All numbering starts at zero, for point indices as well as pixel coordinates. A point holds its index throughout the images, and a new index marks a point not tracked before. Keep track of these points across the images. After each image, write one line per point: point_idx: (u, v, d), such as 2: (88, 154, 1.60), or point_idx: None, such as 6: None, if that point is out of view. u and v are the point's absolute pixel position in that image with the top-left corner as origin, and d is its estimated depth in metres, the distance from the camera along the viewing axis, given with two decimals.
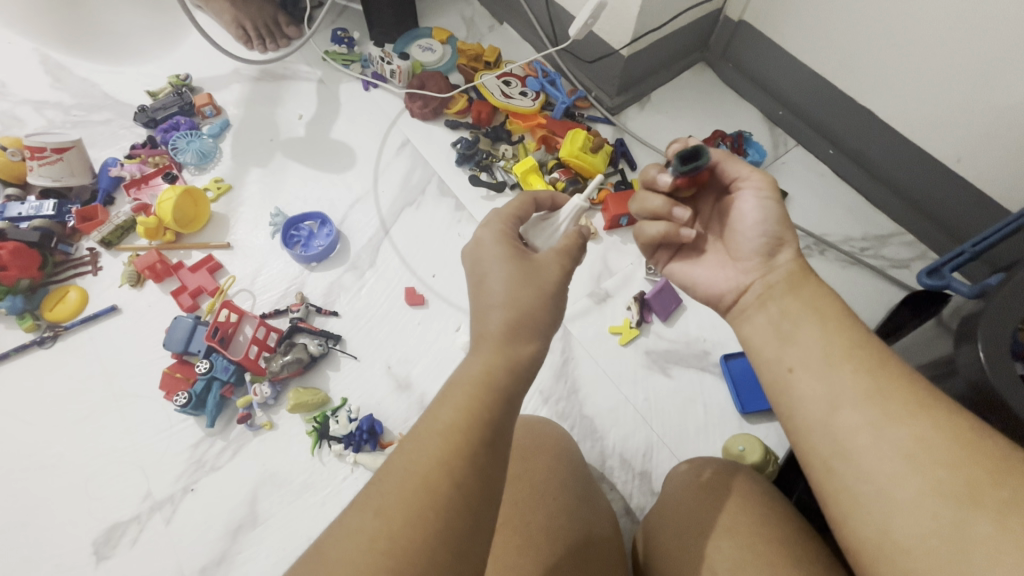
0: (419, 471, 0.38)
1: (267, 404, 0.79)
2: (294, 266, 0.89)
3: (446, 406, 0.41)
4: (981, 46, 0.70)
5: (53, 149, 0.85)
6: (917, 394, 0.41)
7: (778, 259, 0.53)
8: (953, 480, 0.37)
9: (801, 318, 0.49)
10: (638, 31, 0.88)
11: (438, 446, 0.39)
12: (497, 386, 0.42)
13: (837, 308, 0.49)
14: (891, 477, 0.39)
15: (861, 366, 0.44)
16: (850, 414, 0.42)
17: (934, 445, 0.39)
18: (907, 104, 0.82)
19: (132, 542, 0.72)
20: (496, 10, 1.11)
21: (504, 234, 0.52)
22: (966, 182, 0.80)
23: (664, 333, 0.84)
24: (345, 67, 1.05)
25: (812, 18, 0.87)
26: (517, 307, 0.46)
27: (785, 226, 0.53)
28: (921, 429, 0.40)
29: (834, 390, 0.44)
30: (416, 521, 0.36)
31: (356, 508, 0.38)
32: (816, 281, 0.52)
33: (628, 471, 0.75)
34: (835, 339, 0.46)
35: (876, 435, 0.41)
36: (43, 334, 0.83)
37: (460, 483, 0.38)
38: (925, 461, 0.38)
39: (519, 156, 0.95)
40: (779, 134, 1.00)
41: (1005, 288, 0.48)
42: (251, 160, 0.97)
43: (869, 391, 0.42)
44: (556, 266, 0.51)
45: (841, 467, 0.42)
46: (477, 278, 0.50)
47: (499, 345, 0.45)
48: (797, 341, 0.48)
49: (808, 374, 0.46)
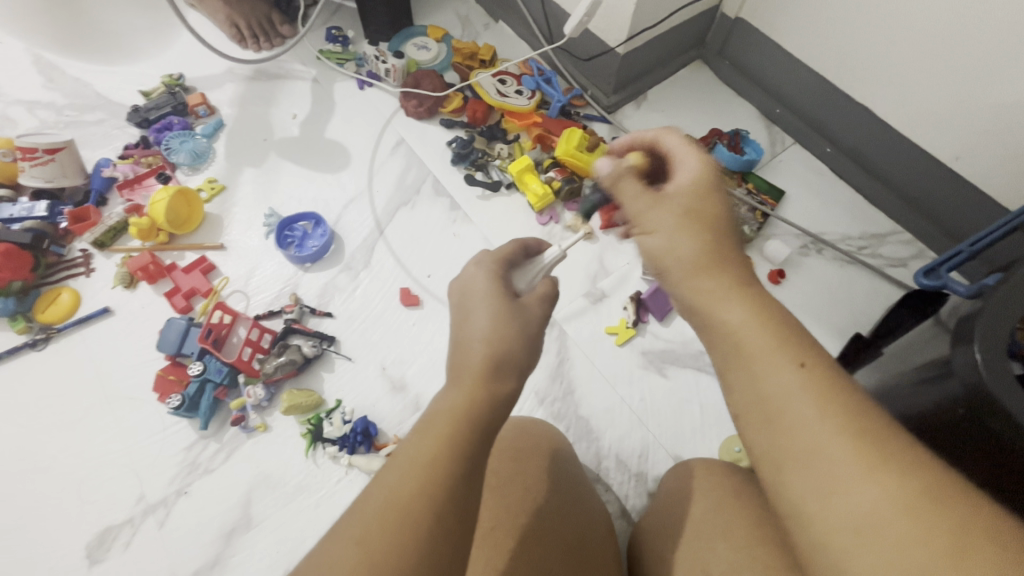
0: (399, 501, 0.37)
1: (261, 406, 0.78)
2: (288, 267, 0.88)
3: (427, 437, 0.40)
4: (978, 42, 0.69)
5: (44, 149, 0.84)
6: (866, 450, 0.34)
7: (695, 276, 0.44)
8: (907, 565, 0.31)
9: (735, 356, 0.41)
10: (633, 29, 0.88)
11: (418, 479, 0.38)
12: (478, 419, 0.42)
13: (775, 338, 0.40)
14: (840, 556, 0.33)
15: (803, 418, 0.37)
16: (794, 477, 0.36)
17: (883, 518, 0.32)
18: (904, 102, 0.81)
19: (125, 545, 0.71)
20: (491, 8, 1.11)
21: (491, 274, 0.51)
22: (964, 180, 0.80)
23: (660, 333, 0.84)
24: (339, 66, 1.04)
25: (809, 15, 0.86)
26: (501, 344, 0.46)
27: (682, 228, 0.46)
28: (868, 499, 0.33)
29: (774, 446, 0.38)
30: (394, 557, 0.35)
31: (334, 539, 0.37)
32: (751, 303, 0.42)
33: (624, 472, 0.75)
34: (772, 381, 0.39)
35: (821, 505, 0.35)
36: (36, 336, 0.82)
37: (440, 517, 0.37)
38: (874, 540, 0.32)
39: (514, 156, 0.95)
40: (776, 132, 0.99)
41: (1002, 289, 0.48)
42: (245, 160, 0.97)
43: (811, 451, 0.36)
44: (539, 312, 0.50)
45: (795, 536, 0.36)
46: (463, 311, 0.49)
47: (480, 379, 0.44)
48: (733, 385, 0.41)
49: (753, 429, 0.39)
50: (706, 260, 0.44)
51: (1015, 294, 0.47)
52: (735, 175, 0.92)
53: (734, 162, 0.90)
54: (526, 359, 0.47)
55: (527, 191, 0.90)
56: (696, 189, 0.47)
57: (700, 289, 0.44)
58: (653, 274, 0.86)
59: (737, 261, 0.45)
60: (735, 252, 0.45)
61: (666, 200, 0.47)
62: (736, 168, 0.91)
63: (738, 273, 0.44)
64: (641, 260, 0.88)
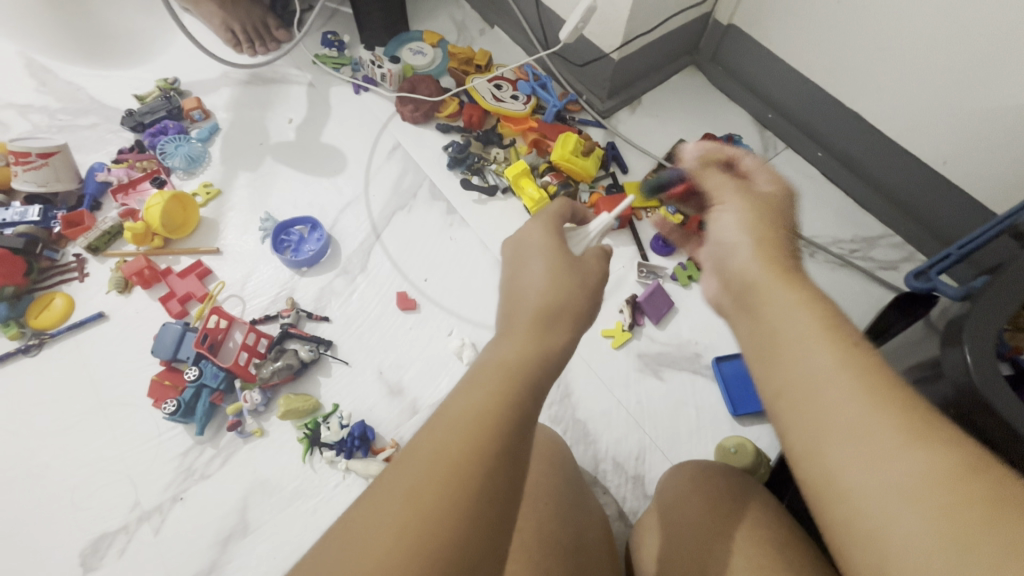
0: (454, 447, 0.37)
1: (257, 411, 0.78)
2: (284, 271, 0.88)
3: (478, 388, 0.41)
4: (967, 47, 0.70)
5: (38, 153, 0.83)
6: (908, 421, 0.36)
7: (756, 265, 0.49)
8: (950, 526, 0.31)
9: (781, 336, 0.44)
10: (627, 35, 0.89)
11: (469, 424, 0.38)
12: (528, 374, 0.42)
13: (821, 323, 0.43)
14: (879, 522, 0.34)
15: (841, 392, 0.39)
16: (828, 448, 0.38)
17: (920, 484, 0.33)
18: (893, 108, 0.83)
19: (119, 552, 0.71)
20: (487, 13, 1.11)
21: (550, 229, 0.53)
22: (952, 184, 0.81)
23: (656, 336, 0.84)
24: (335, 70, 1.05)
25: (800, 22, 0.88)
26: (555, 301, 0.47)
27: (765, 216, 0.53)
28: (907, 467, 0.34)
29: (813, 420, 0.39)
30: (447, 498, 0.35)
31: (383, 484, 0.37)
32: (800, 293, 0.46)
33: (621, 475, 0.75)
34: (812, 359, 0.41)
35: (856, 473, 0.36)
36: (29, 341, 0.82)
37: (492, 463, 0.37)
38: (912, 504, 0.33)
39: (510, 159, 0.95)
40: (769, 137, 1.01)
41: (989, 293, 0.49)
42: (240, 164, 0.96)
43: (849, 421, 0.37)
44: (597, 269, 0.52)
45: (829, 506, 0.37)
46: (518, 267, 0.51)
47: (531, 334, 0.45)
48: (772, 365, 0.44)
49: (789, 405, 0.41)
50: (772, 250, 0.50)
51: (1001, 298, 0.48)
52: None
53: None
54: (582, 317, 0.48)
55: (523, 196, 0.90)
56: (767, 194, 0.55)
57: (756, 275, 0.49)
58: (649, 278, 0.87)
59: (783, 256, 0.50)
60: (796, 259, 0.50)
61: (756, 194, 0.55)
62: None
63: (792, 269, 0.49)
64: (637, 263, 0.89)
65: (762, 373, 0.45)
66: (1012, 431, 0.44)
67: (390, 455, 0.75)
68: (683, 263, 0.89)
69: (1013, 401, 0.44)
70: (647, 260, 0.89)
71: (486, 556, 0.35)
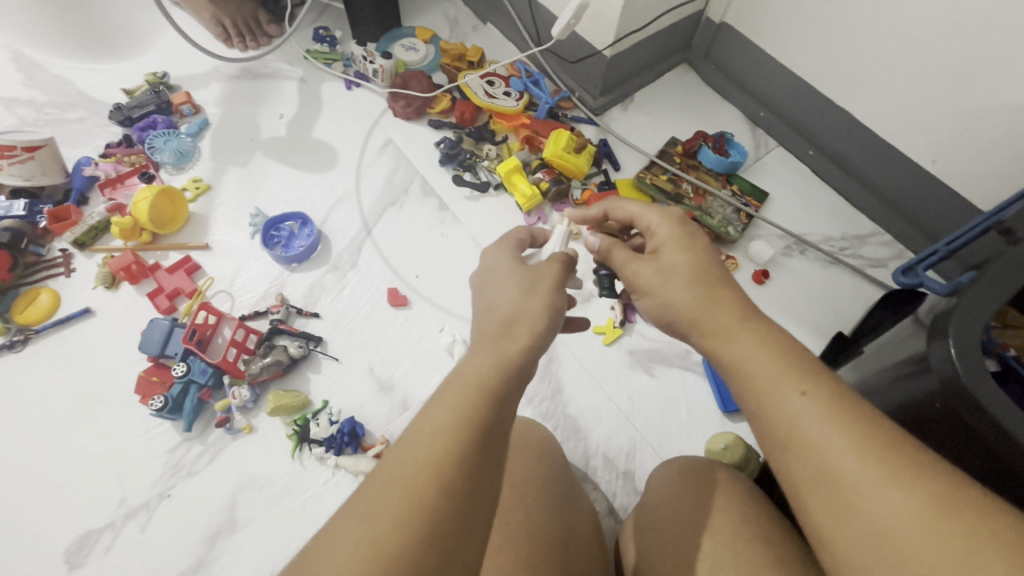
0: (407, 472, 0.38)
1: (246, 408, 0.77)
2: (274, 267, 0.88)
3: (440, 409, 0.41)
4: (956, 46, 0.71)
5: (23, 147, 0.82)
6: (879, 467, 0.37)
7: (696, 326, 0.48)
8: (923, 573, 0.34)
9: (747, 381, 0.44)
10: (619, 33, 0.89)
11: (428, 449, 0.38)
12: (490, 388, 0.42)
13: (783, 365, 0.43)
14: (864, 571, 0.36)
15: (817, 437, 0.40)
16: (814, 499, 0.39)
17: (901, 532, 0.35)
18: (884, 106, 0.83)
19: (105, 550, 0.70)
20: (479, 10, 1.11)
21: (510, 249, 0.54)
22: (942, 182, 0.82)
23: (647, 333, 0.84)
24: (327, 65, 1.04)
25: (792, 20, 0.88)
26: (516, 313, 0.47)
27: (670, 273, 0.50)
28: (888, 515, 0.36)
29: (791, 468, 0.40)
30: (405, 526, 0.35)
31: (344, 512, 0.37)
32: (756, 335, 0.45)
33: (612, 471, 0.75)
34: (783, 405, 0.42)
35: (842, 524, 0.37)
36: (14, 337, 0.81)
37: (449, 487, 0.37)
38: (894, 550, 0.35)
39: (503, 156, 0.95)
40: (760, 135, 1.01)
41: (976, 288, 0.49)
42: (230, 159, 0.96)
43: (824, 470, 0.39)
44: (554, 271, 0.52)
45: (819, 549, 0.39)
46: (484, 285, 0.52)
47: (493, 346, 0.45)
48: (747, 411, 0.44)
49: (770, 452, 0.43)
50: (711, 304, 0.48)
51: (987, 292, 0.48)
52: (720, 177, 0.94)
53: (719, 163, 0.92)
54: (546, 325, 0.48)
55: (515, 192, 0.90)
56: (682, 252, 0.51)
57: (699, 330, 0.48)
58: None
59: (736, 295, 0.49)
60: (733, 290, 0.49)
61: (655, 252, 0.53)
62: (721, 169, 0.93)
63: (741, 308, 0.47)
64: None
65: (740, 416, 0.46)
66: (996, 425, 0.44)
67: (380, 452, 0.74)
68: None
69: (998, 397, 0.45)
70: None
71: None
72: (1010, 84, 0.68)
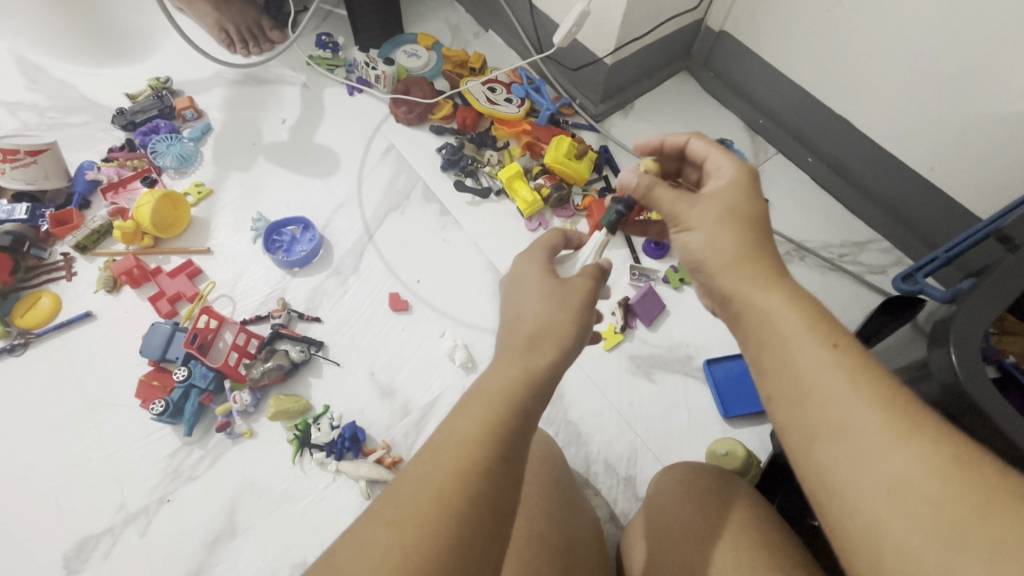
0: (435, 481, 0.38)
1: (247, 412, 0.77)
2: (276, 271, 0.88)
3: (466, 418, 0.41)
4: (953, 55, 0.72)
5: (26, 151, 0.82)
6: (900, 422, 0.37)
7: (729, 270, 0.48)
8: (938, 523, 0.34)
9: (770, 335, 0.44)
10: (620, 40, 0.90)
11: (454, 459, 0.39)
12: (515, 400, 0.42)
13: (807, 321, 0.43)
14: (875, 521, 0.36)
15: (838, 391, 0.39)
16: (829, 449, 0.39)
17: (917, 484, 0.35)
18: (882, 115, 0.84)
19: (105, 555, 0.69)
20: (481, 17, 1.12)
21: (541, 258, 0.53)
22: (939, 190, 0.82)
23: (648, 339, 0.85)
24: (329, 71, 1.05)
25: (791, 29, 0.89)
26: (542, 328, 0.47)
27: (722, 217, 0.50)
28: (905, 466, 0.36)
29: (808, 421, 0.40)
30: (431, 536, 0.36)
31: (369, 518, 0.38)
32: (783, 291, 0.45)
33: (613, 477, 0.75)
34: (807, 358, 0.42)
35: (856, 474, 0.37)
36: (14, 341, 0.80)
37: (475, 500, 0.38)
38: (910, 500, 0.35)
39: (504, 162, 0.95)
40: (760, 142, 1.02)
41: (975, 295, 0.49)
42: (233, 164, 0.96)
43: (843, 423, 0.39)
44: (584, 285, 0.51)
45: (823, 499, 0.39)
46: (512, 295, 0.51)
47: (519, 359, 0.45)
48: (766, 363, 0.44)
49: (784, 404, 0.42)
50: (745, 254, 0.48)
51: (986, 299, 0.49)
52: None
53: None
54: (571, 340, 0.48)
55: (516, 198, 0.90)
56: (735, 188, 0.51)
57: (737, 276, 0.48)
58: (641, 280, 0.87)
59: (771, 255, 0.49)
60: (772, 246, 0.49)
61: (705, 197, 0.52)
62: None
63: (774, 265, 0.48)
64: (629, 265, 0.89)
65: (756, 370, 0.46)
66: (998, 430, 0.45)
67: (381, 457, 0.74)
68: (675, 265, 0.89)
69: (999, 402, 0.45)
70: (639, 262, 0.90)
71: None
72: (1006, 93, 0.69)
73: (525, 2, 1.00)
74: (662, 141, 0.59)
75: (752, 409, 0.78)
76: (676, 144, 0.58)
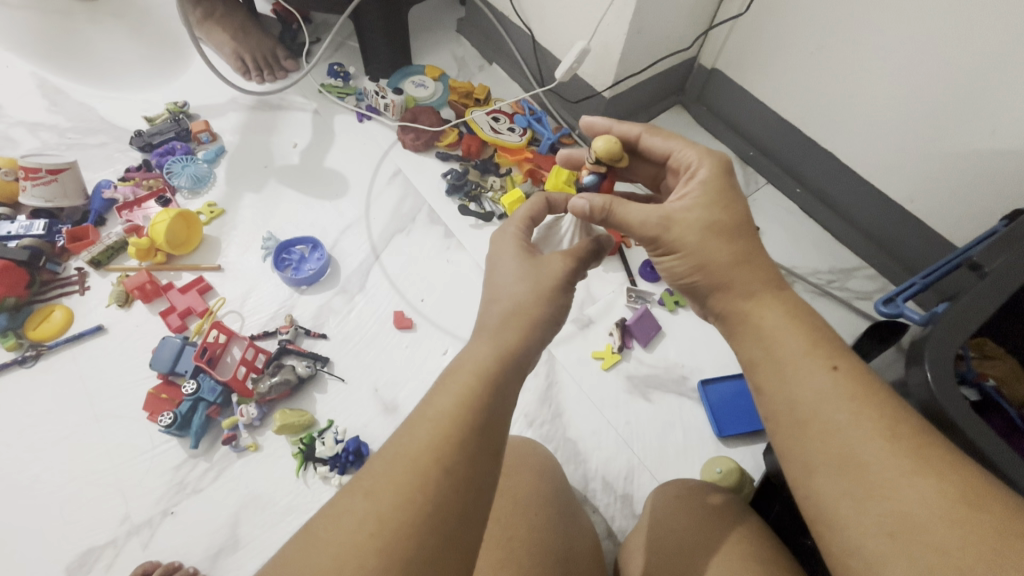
0: (408, 455, 0.40)
1: (252, 425, 0.79)
2: (284, 289, 0.91)
3: (442, 395, 0.44)
4: (931, 97, 0.77)
5: (48, 169, 0.85)
6: (902, 454, 0.39)
7: (722, 293, 0.51)
8: (941, 565, 0.35)
9: (772, 362, 0.47)
10: (618, 76, 0.95)
11: (430, 432, 0.41)
12: (490, 376, 0.45)
13: (809, 347, 0.46)
14: (876, 556, 0.38)
15: (839, 420, 0.42)
16: (829, 480, 0.41)
17: (917, 518, 0.37)
18: (864, 150, 0.89)
19: (107, 567, 0.70)
20: (486, 51, 1.17)
21: (515, 236, 0.57)
22: (920, 221, 0.87)
23: (644, 359, 0.87)
24: (340, 99, 1.10)
25: (779, 69, 0.94)
26: (517, 306, 0.50)
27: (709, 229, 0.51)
28: (906, 500, 0.38)
29: (809, 450, 0.43)
30: (406, 503, 0.38)
31: (347, 490, 0.40)
32: (780, 311, 0.49)
33: (610, 494, 0.77)
34: (808, 386, 0.45)
35: (856, 505, 0.40)
36: (26, 353, 0.82)
37: (450, 469, 0.40)
38: (913, 538, 0.37)
39: (507, 188, 0.99)
40: (751, 173, 1.07)
41: (947, 317, 0.53)
42: (244, 185, 1.00)
43: (844, 454, 0.41)
44: (560, 266, 0.54)
45: (824, 532, 0.42)
46: (491, 274, 0.55)
47: (491, 339, 0.48)
48: (765, 390, 0.47)
49: (784, 429, 0.45)
50: (731, 271, 0.51)
51: (957, 321, 0.52)
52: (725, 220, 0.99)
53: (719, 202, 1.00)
54: (545, 316, 0.51)
55: None
56: (703, 201, 0.52)
57: (730, 301, 0.51)
58: (638, 303, 0.91)
59: (763, 269, 0.51)
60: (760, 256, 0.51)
61: (675, 218, 0.52)
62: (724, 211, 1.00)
63: (762, 280, 0.51)
64: (626, 288, 0.93)
65: (756, 395, 0.49)
66: (971, 444, 0.48)
67: None
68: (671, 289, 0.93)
69: (970, 418, 0.48)
70: (635, 285, 0.93)
71: (450, 558, 0.38)
72: (979, 132, 0.74)
73: (529, 39, 1.06)
74: (610, 129, 0.61)
75: (746, 430, 0.80)
76: (629, 138, 0.61)
